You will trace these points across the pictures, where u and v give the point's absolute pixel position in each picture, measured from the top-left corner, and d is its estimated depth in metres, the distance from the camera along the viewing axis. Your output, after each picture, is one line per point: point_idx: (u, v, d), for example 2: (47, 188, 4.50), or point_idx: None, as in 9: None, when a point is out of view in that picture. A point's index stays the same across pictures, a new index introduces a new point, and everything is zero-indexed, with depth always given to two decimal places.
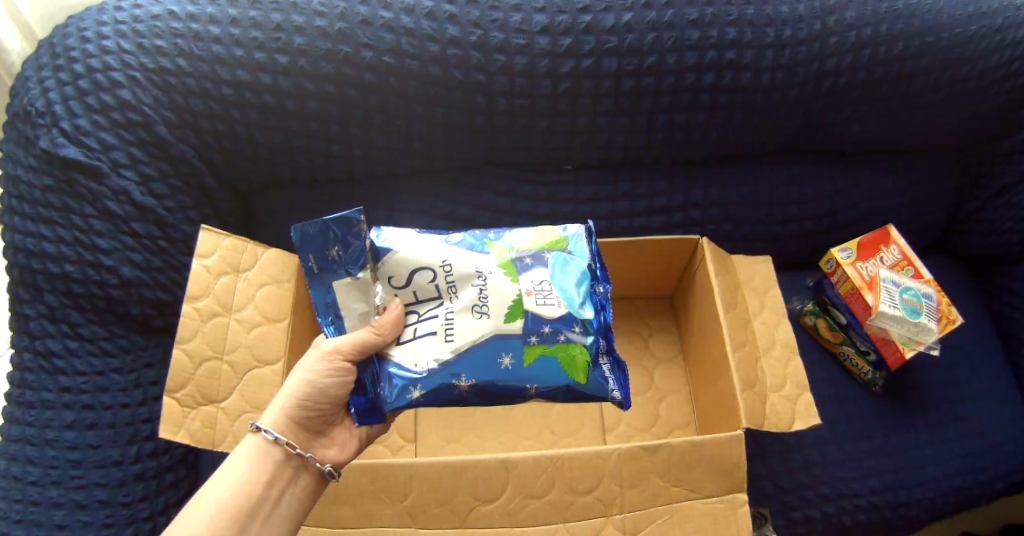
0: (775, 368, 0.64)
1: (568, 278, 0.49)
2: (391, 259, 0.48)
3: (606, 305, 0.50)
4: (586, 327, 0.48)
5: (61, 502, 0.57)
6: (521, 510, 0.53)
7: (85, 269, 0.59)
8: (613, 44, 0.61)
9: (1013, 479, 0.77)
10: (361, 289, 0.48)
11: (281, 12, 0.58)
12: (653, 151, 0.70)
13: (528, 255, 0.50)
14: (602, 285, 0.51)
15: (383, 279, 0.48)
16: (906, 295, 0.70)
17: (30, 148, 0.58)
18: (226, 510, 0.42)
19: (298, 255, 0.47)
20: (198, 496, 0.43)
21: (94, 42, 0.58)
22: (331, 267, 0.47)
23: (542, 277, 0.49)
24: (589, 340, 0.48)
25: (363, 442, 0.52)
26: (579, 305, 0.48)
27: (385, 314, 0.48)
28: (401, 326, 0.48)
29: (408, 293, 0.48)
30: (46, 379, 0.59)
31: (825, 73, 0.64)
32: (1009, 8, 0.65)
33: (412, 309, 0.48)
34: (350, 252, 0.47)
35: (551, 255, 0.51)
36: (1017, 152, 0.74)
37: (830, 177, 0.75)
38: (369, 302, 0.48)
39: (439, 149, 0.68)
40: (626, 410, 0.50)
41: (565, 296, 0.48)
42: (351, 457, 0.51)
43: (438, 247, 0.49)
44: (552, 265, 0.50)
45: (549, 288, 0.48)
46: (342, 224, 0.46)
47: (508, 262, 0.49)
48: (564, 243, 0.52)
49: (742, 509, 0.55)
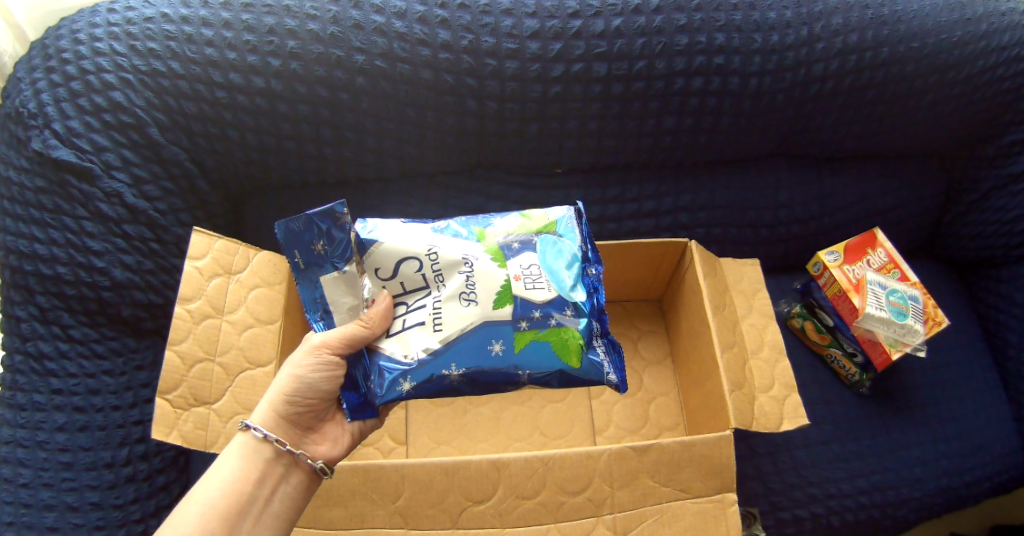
0: (763, 370, 0.65)
1: (558, 261, 0.50)
2: (376, 251, 0.47)
3: (598, 287, 0.51)
4: (578, 310, 0.48)
5: (53, 503, 0.57)
6: (512, 510, 0.54)
7: (77, 270, 0.60)
8: (602, 49, 0.62)
9: (999, 479, 0.78)
10: (348, 283, 0.48)
11: (274, 15, 0.59)
12: (643, 155, 0.71)
13: (517, 240, 0.51)
14: (593, 267, 0.51)
15: (369, 271, 0.48)
16: (894, 297, 0.71)
17: (21, 150, 0.59)
18: (217, 509, 0.43)
19: (284, 252, 0.47)
20: (189, 497, 0.43)
21: (87, 44, 0.58)
22: (318, 261, 0.48)
23: (530, 261, 0.49)
24: (582, 323, 0.48)
25: (355, 437, 0.52)
26: (570, 288, 0.49)
27: (373, 306, 0.48)
28: (390, 319, 0.48)
29: (395, 284, 0.48)
30: (37, 381, 0.59)
31: (812, 78, 0.65)
32: (994, 14, 0.66)
33: (400, 301, 0.49)
34: (335, 245, 0.47)
35: (539, 239, 0.51)
36: (1002, 155, 0.75)
37: (817, 180, 0.76)
38: (357, 295, 0.48)
39: (429, 153, 0.68)
40: (622, 394, 0.50)
41: (555, 278, 0.48)
42: (343, 452, 0.51)
43: (424, 236, 0.49)
44: (541, 248, 0.50)
45: (538, 272, 0.49)
46: (324, 220, 0.46)
47: (496, 249, 0.49)
48: (552, 227, 0.52)
49: (731, 509, 0.55)
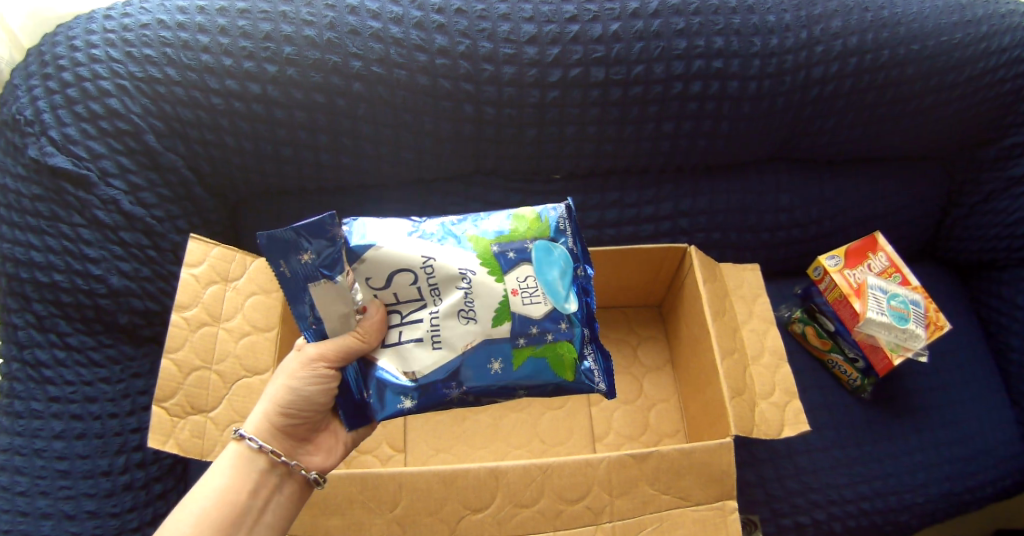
0: (763, 376, 0.65)
1: (552, 270, 0.48)
2: (369, 260, 0.45)
3: (589, 290, 0.51)
4: (573, 322, 0.48)
5: (49, 512, 0.56)
6: (510, 519, 0.53)
7: (73, 278, 0.59)
8: (600, 53, 0.62)
9: (1002, 484, 0.77)
10: (339, 292, 0.44)
11: (270, 21, 0.58)
12: (642, 160, 0.70)
13: (512, 247, 0.48)
14: (583, 268, 0.51)
15: (360, 280, 0.46)
16: (896, 302, 0.71)
17: (17, 157, 0.58)
18: (209, 520, 0.43)
19: (268, 262, 0.44)
20: (181, 505, 0.43)
21: (83, 51, 0.58)
22: (305, 271, 0.44)
23: (526, 273, 0.48)
24: (576, 335, 0.48)
25: (348, 447, 0.52)
26: (564, 299, 0.48)
27: (366, 316, 0.46)
28: (385, 328, 0.47)
29: (388, 293, 0.46)
30: (34, 389, 0.59)
31: (811, 82, 0.65)
32: (994, 16, 0.66)
33: (393, 310, 0.47)
34: (324, 255, 0.43)
35: (535, 245, 0.49)
36: (1003, 158, 0.75)
37: (818, 184, 0.76)
38: (349, 302, 0.45)
39: (426, 158, 0.68)
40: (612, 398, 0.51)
41: (550, 290, 0.48)
42: (336, 463, 0.51)
43: (417, 243, 0.47)
44: (536, 256, 0.48)
45: (534, 284, 0.47)
46: (310, 231, 0.43)
47: (491, 258, 0.47)
48: (546, 229, 0.50)
49: (732, 516, 0.55)
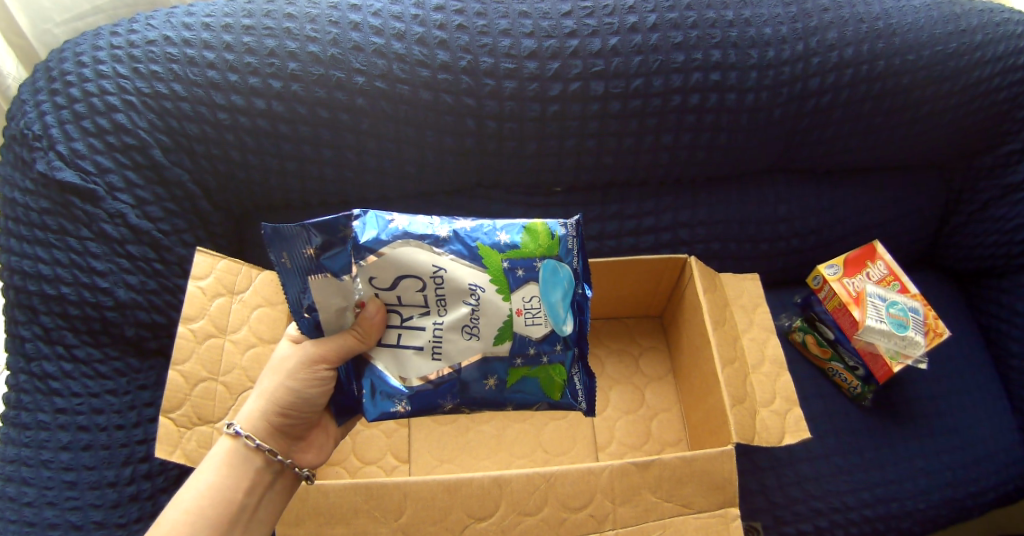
0: (764, 384, 0.66)
1: (556, 292, 0.49)
2: (377, 260, 0.43)
3: (585, 308, 0.51)
4: (567, 344, 0.50)
5: (56, 523, 0.55)
6: (514, 528, 0.54)
7: (81, 291, 0.60)
8: (599, 67, 0.63)
9: (1003, 490, 0.77)
10: (339, 288, 0.44)
11: (274, 37, 0.60)
12: (642, 171, 0.71)
13: (521, 264, 0.48)
14: (582, 288, 0.52)
15: (362, 277, 0.44)
16: (894, 310, 0.73)
17: (26, 171, 0.59)
18: (203, 515, 0.44)
19: (270, 251, 0.43)
20: (177, 501, 0.44)
21: (91, 67, 0.59)
22: (308, 265, 0.43)
23: (531, 293, 0.48)
24: (567, 357, 0.50)
25: (337, 442, 0.55)
26: (563, 321, 0.49)
27: (364, 312, 0.45)
28: (383, 327, 0.47)
29: (391, 294, 0.45)
30: (42, 401, 0.59)
31: (809, 93, 0.66)
32: (987, 26, 0.67)
33: (393, 309, 0.46)
34: (331, 251, 0.43)
35: (543, 264, 0.49)
36: (1000, 165, 0.75)
37: (817, 194, 0.77)
38: (348, 298, 0.44)
39: (429, 172, 0.68)
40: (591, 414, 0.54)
41: (552, 313, 0.48)
42: (326, 458, 0.54)
43: (428, 248, 0.45)
44: (542, 277, 0.48)
45: (538, 305, 0.48)
46: (326, 227, 0.43)
47: (500, 273, 0.47)
48: (556, 248, 0.49)
49: (734, 524, 0.55)
